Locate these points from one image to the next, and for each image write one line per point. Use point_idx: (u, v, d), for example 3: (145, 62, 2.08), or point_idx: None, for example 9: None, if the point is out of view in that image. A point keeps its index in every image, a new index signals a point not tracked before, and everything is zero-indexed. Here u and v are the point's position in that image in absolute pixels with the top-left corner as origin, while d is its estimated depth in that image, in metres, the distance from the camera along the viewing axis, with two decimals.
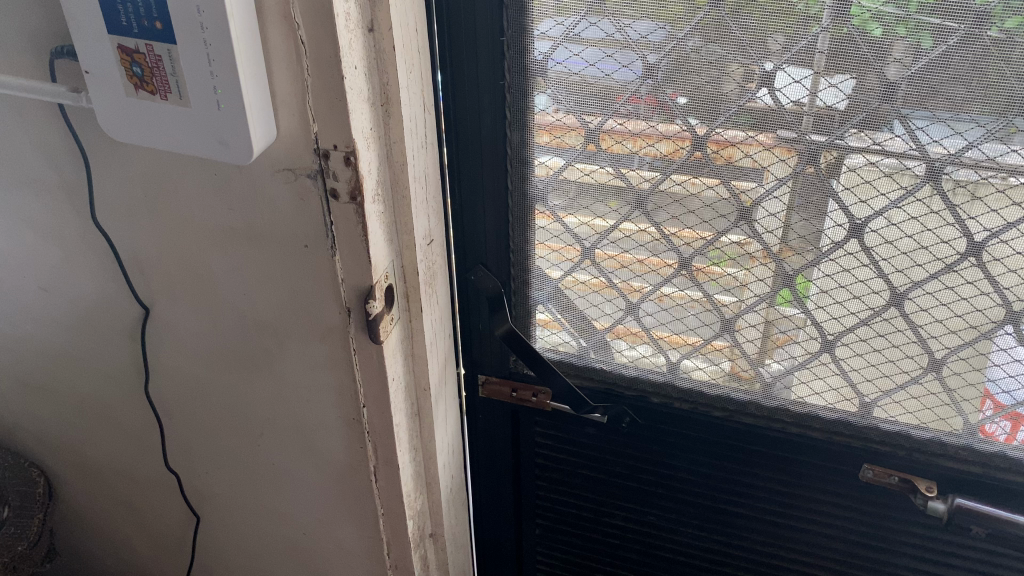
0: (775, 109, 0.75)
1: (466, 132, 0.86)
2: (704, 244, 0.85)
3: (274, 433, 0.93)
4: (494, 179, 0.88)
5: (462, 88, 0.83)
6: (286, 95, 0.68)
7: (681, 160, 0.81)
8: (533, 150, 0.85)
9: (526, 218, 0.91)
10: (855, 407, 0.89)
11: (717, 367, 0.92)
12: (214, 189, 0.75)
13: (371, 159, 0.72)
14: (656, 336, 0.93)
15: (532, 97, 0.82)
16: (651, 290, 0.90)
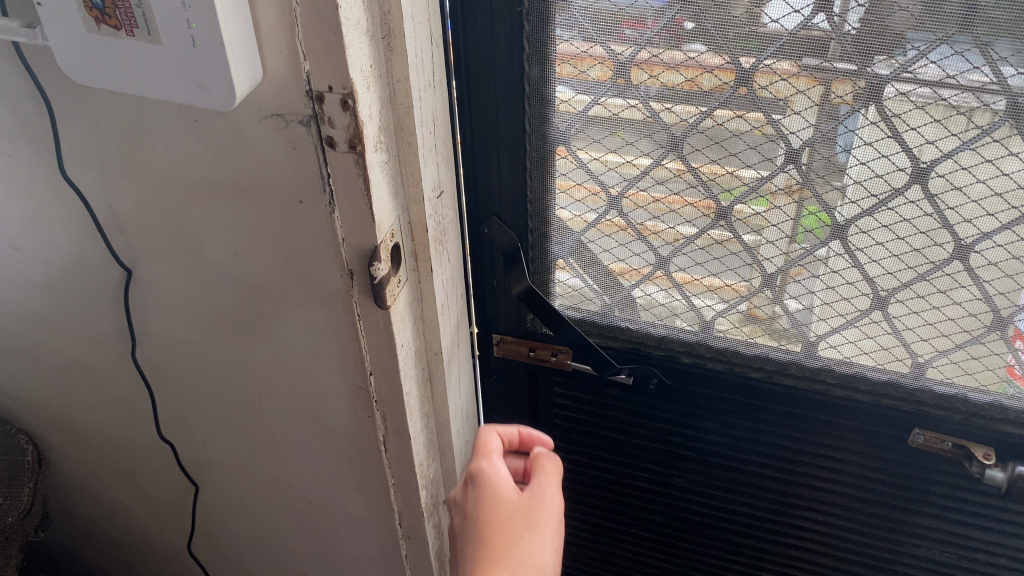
0: (831, 37, 0.65)
1: (478, 68, 0.76)
2: (744, 191, 0.77)
3: (274, 401, 0.86)
4: (510, 121, 0.79)
5: (474, 17, 0.72)
6: (271, 29, 0.59)
7: (724, 97, 0.71)
8: (554, 87, 0.76)
9: (545, 164, 0.82)
10: (907, 368, 0.81)
11: (733, 310, 0.84)
12: (194, 137, 0.66)
13: (373, 102, 0.63)
14: (689, 293, 0.85)
15: (554, 28, 0.72)
16: (685, 243, 0.82)
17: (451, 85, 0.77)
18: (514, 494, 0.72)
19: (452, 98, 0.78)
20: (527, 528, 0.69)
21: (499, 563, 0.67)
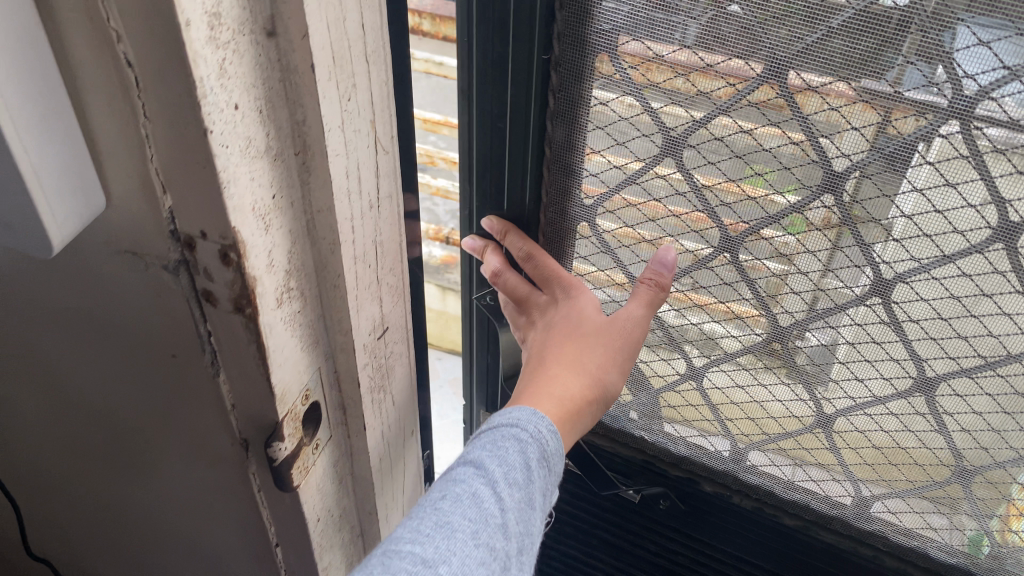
0: (964, 152, 0.47)
1: (488, 118, 0.57)
2: (805, 315, 0.58)
3: (161, 542, 0.67)
4: (517, 184, 0.61)
5: (484, 57, 0.53)
6: (112, 150, 0.38)
7: (803, 200, 0.52)
8: (583, 155, 0.58)
9: (558, 245, 0.65)
10: (981, 555, 0.63)
11: (749, 334, 0.62)
12: (25, 262, 0.46)
13: (279, 246, 0.43)
14: (726, 417, 0.68)
15: (589, 84, 0.54)
16: (724, 358, 0.64)
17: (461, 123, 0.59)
18: (595, 311, 0.61)
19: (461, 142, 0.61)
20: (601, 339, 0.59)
21: (568, 365, 0.58)
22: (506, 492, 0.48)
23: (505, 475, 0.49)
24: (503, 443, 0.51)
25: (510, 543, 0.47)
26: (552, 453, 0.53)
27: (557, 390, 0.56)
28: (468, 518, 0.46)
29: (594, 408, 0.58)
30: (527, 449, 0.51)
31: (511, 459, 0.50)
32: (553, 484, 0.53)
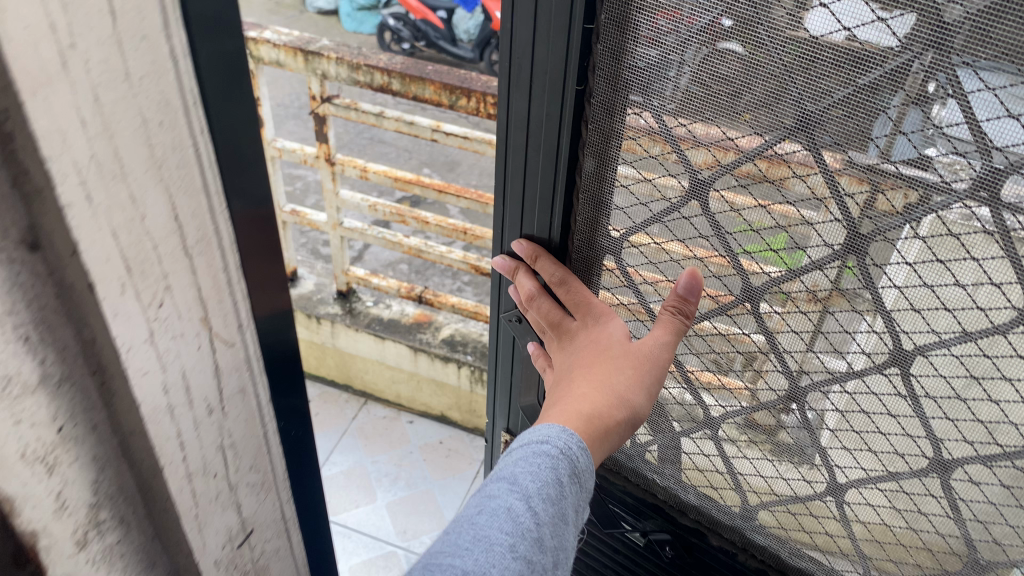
0: (987, 228, 0.48)
1: (525, 136, 0.63)
2: (829, 381, 0.60)
3: None
4: (543, 206, 0.66)
5: (525, 79, 0.60)
6: None
7: (824, 261, 0.56)
8: (610, 186, 0.63)
9: (585, 272, 0.70)
10: None
11: (727, 405, 0.68)
12: None
13: (75, 481, 0.31)
14: (738, 471, 0.71)
15: (622, 122, 0.59)
16: (740, 410, 0.67)
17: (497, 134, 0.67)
18: (622, 337, 0.63)
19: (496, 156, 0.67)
20: (628, 362, 0.60)
21: (597, 385, 0.59)
22: (539, 504, 0.47)
23: (539, 489, 0.48)
24: (534, 459, 0.50)
25: (545, 558, 0.45)
26: (583, 468, 0.52)
27: (586, 408, 0.57)
28: (506, 534, 0.44)
29: (625, 430, 0.58)
30: (559, 465, 0.50)
31: (543, 475, 0.49)
32: (583, 501, 0.52)
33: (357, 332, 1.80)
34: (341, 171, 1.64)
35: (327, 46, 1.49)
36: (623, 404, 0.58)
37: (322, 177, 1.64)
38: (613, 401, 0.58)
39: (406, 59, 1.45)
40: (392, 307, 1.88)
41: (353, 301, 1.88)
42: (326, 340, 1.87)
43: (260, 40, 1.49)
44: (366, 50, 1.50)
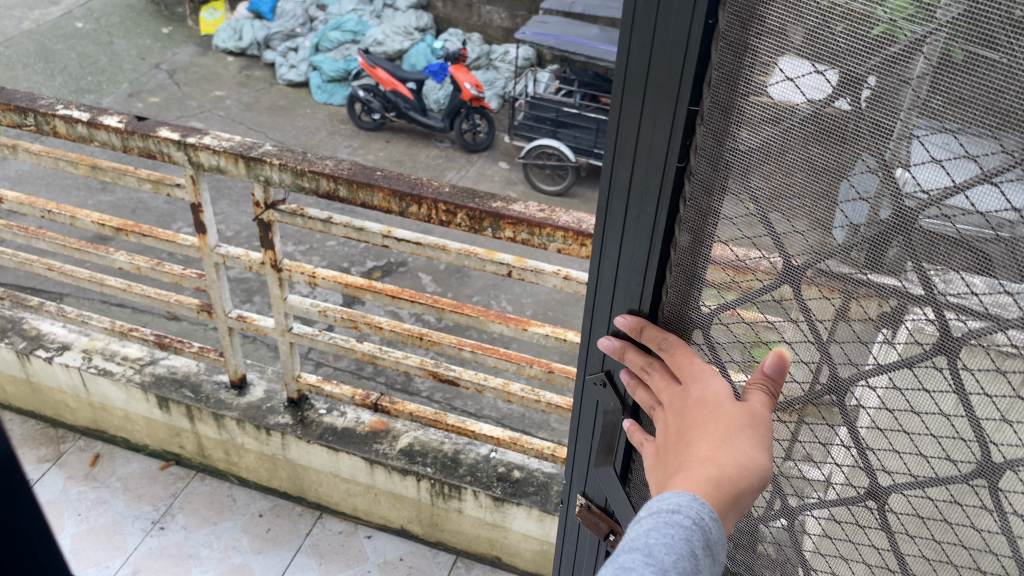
0: (969, 242, 0.67)
1: (626, 200, 0.87)
2: (878, 369, 0.79)
3: None
4: (640, 256, 0.90)
5: (630, 154, 0.84)
6: None
7: (871, 267, 0.75)
8: (706, 248, 0.86)
9: (684, 275, 0.89)
10: None
11: (812, 385, 0.85)
12: None
13: None
14: (812, 452, 0.89)
15: (716, 168, 0.80)
16: (807, 398, 0.86)
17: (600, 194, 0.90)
18: (727, 398, 0.81)
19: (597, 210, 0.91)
20: (735, 424, 0.77)
21: (715, 452, 0.75)
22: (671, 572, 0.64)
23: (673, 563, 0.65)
24: (669, 530, 0.67)
25: None
26: (712, 533, 0.68)
27: (703, 470, 0.74)
28: None
29: (750, 482, 0.74)
30: (692, 536, 0.67)
31: (677, 546, 0.66)
32: (714, 556, 0.68)
33: (309, 443, 2.01)
34: (289, 276, 1.71)
35: (270, 154, 1.55)
36: (740, 460, 0.74)
37: (268, 283, 1.70)
38: (728, 461, 0.74)
39: (354, 166, 1.51)
40: (347, 415, 2.08)
41: (303, 409, 2.08)
42: (277, 450, 2.08)
43: (201, 148, 1.57)
44: (312, 156, 1.56)
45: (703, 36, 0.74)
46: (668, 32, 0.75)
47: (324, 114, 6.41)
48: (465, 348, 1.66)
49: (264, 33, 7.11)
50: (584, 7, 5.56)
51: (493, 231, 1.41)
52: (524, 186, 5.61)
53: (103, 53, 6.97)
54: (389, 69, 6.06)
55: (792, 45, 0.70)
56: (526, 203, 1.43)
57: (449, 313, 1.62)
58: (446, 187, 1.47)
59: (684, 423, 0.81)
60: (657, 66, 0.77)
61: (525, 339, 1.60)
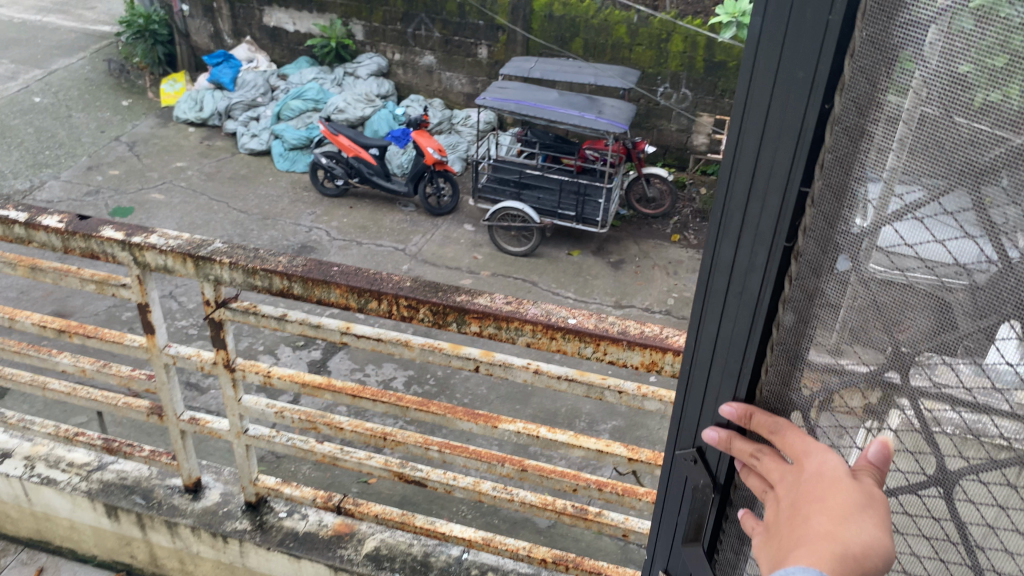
0: None
1: (727, 279, 0.81)
2: (985, 467, 0.71)
3: None
4: (738, 337, 0.84)
5: (733, 234, 0.79)
6: None
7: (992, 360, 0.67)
8: (812, 329, 0.79)
9: (785, 358, 0.82)
10: None
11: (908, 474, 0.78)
12: None
13: None
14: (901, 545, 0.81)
15: (825, 250, 0.74)
16: (907, 488, 0.79)
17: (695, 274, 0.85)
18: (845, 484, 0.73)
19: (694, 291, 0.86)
20: (856, 514, 0.70)
21: (834, 543, 0.68)
22: None
23: None
24: None
25: None
26: None
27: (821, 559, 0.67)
28: None
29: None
30: None
31: None
32: None
33: (269, 551, 1.87)
34: (243, 377, 1.62)
35: (219, 251, 1.49)
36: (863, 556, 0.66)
37: (221, 384, 1.62)
38: (850, 555, 0.67)
39: (309, 261, 1.45)
40: (309, 517, 1.92)
41: (263, 512, 1.94)
42: (234, 559, 1.93)
43: (147, 246, 1.49)
44: (264, 251, 1.49)
45: (818, 115, 0.69)
46: (781, 115, 0.70)
47: (287, 182, 6.40)
48: (433, 447, 1.59)
49: (226, 104, 7.14)
50: (542, 72, 5.65)
51: (459, 325, 1.35)
52: (490, 249, 5.60)
53: (61, 126, 6.91)
54: (351, 135, 6.03)
55: (922, 127, 0.64)
56: (491, 295, 1.38)
57: (416, 411, 1.54)
58: (407, 280, 1.42)
59: (799, 500, 0.75)
60: (767, 148, 0.72)
61: (496, 437, 1.52)
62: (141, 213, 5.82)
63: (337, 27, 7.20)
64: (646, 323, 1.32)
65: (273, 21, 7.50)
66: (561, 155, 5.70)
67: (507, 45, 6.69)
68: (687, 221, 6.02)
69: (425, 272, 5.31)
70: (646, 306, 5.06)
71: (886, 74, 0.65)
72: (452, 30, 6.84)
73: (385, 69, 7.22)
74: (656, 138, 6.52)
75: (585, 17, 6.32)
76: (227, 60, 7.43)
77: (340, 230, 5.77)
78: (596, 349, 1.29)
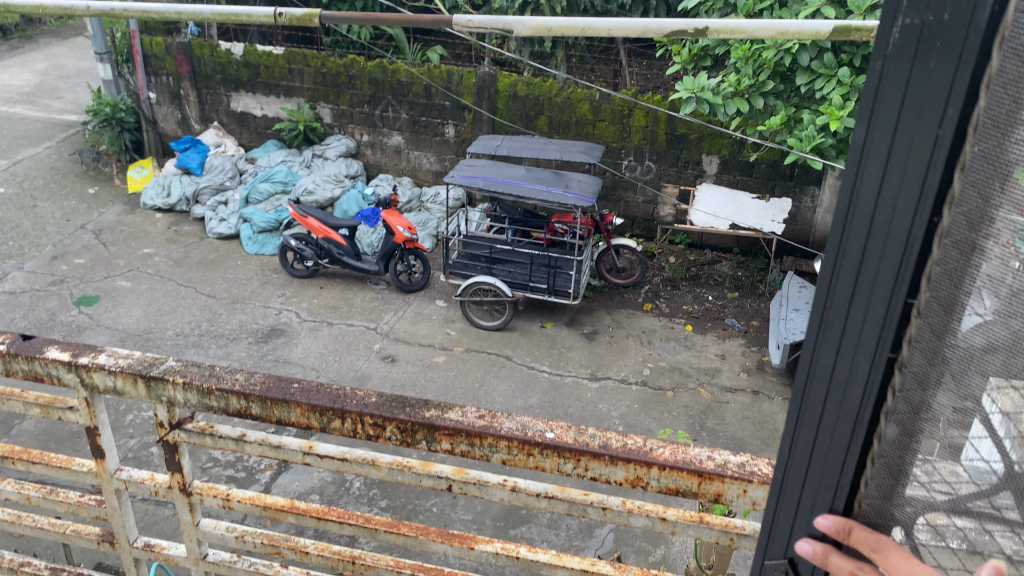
0: None
1: (824, 387, 0.77)
2: None
3: None
4: (837, 447, 0.79)
5: (831, 342, 0.75)
6: None
7: None
8: (918, 442, 0.74)
9: (883, 473, 0.77)
10: None
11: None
12: None
13: None
14: None
15: (932, 363, 0.70)
16: None
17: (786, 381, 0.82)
18: None
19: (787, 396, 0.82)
20: None
21: None
22: None
23: None
24: None
25: None
26: None
27: None
28: None
29: None
30: None
31: None
32: None
33: None
34: (201, 500, 1.56)
35: (172, 370, 1.44)
36: None
37: (177, 509, 1.56)
38: None
39: (268, 378, 1.41)
40: None
41: None
42: None
43: (93, 367, 1.44)
44: (220, 368, 1.45)
45: (926, 230, 0.66)
46: (886, 227, 0.68)
47: (256, 264, 6.36)
48: (405, 570, 1.52)
49: (194, 189, 7.14)
50: (509, 149, 5.73)
51: (428, 443, 1.31)
52: (463, 323, 5.57)
53: (25, 217, 6.84)
54: (320, 216, 6.03)
55: None
56: (464, 408, 1.35)
57: (385, 534, 1.48)
58: (372, 395, 1.38)
59: None
60: (870, 261, 0.70)
61: (472, 559, 1.46)
62: (106, 301, 5.73)
63: (304, 111, 7.26)
64: (629, 435, 1.29)
65: (240, 106, 7.56)
66: (531, 229, 5.78)
67: (474, 124, 6.80)
68: (658, 289, 6.05)
69: (397, 350, 5.25)
70: (622, 376, 5.03)
71: (999, 190, 0.62)
72: (419, 110, 6.95)
73: (353, 150, 7.28)
74: (623, 209, 6.61)
75: (548, 95, 6.46)
76: (194, 145, 7.43)
77: (310, 311, 5.72)
78: (576, 465, 1.26)
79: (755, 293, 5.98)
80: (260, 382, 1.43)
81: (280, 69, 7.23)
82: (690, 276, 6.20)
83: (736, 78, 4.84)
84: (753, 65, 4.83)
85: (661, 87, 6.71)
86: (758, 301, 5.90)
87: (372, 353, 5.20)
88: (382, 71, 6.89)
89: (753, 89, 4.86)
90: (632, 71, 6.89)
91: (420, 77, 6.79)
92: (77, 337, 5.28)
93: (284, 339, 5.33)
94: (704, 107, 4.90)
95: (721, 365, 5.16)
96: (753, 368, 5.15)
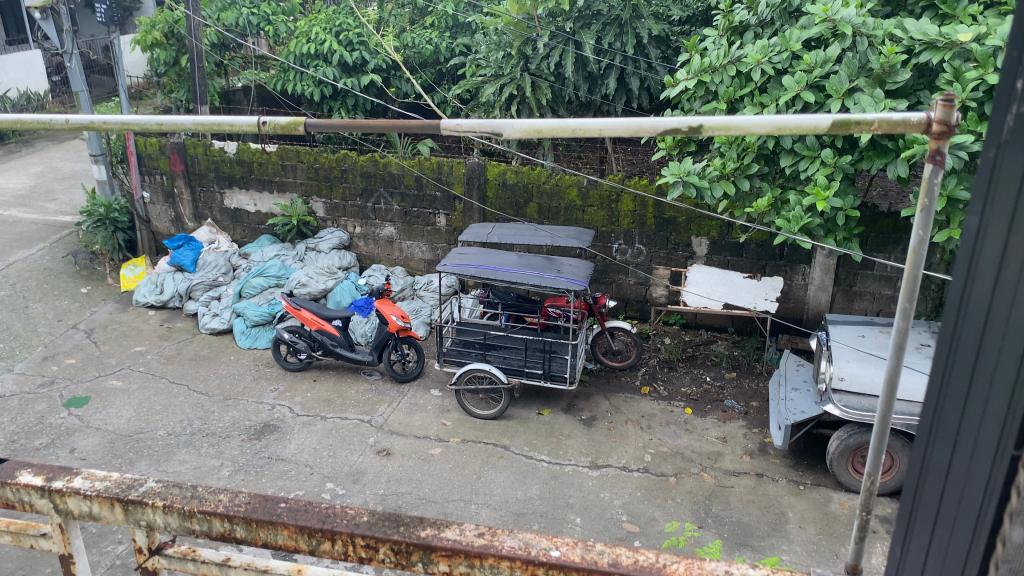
0: None
1: (931, 505, 1.18)
2: None
3: None
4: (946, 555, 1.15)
5: (943, 468, 1.14)
6: None
7: None
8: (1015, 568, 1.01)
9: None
10: None
11: None
12: None
13: None
14: None
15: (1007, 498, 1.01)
16: None
17: (914, 492, 1.23)
18: None
19: (916, 503, 1.21)
20: None
21: None
22: None
23: None
24: None
25: None
26: None
27: None
28: None
29: None
30: None
31: None
32: None
33: None
34: None
35: (151, 492, 1.48)
36: None
37: None
38: None
39: (252, 498, 1.44)
40: None
41: None
42: None
43: (69, 493, 1.48)
44: (202, 488, 1.48)
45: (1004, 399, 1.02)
46: (975, 390, 1.06)
47: (249, 359, 6.31)
48: None
49: (186, 285, 7.13)
50: (500, 236, 5.77)
51: (423, 565, 1.33)
52: (459, 413, 5.49)
53: (17, 318, 6.81)
54: (314, 308, 6.00)
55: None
56: (463, 527, 1.38)
57: None
58: (365, 514, 1.41)
59: None
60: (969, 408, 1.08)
61: None
62: (97, 402, 5.65)
63: (297, 205, 7.36)
64: (641, 551, 1.30)
65: (234, 203, 7.64)
66: (524, 314, 5.78)
67: (465, 212, 6.88)
68: (655, 372, 6.01)
69: (392, 443, 5.15)
70: (623, 463, 4.94)
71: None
72: (410, 201, 7.03)
73: (346, 242, 7.34)
74: (616, 292, 6.64)
75: (537, 183, 6.55)
76: (187, 242, 7.48)
77: (304, 405, 5.64)
78: None
79: (752, 372, 5.94)
80: (245, 502, 1.46)
81: (273, 166, 7.35)
82: (686, 357, 6.17)
83: (722, 162, 4.96)
84: (737, 149, 4.97)
85: (648, 173, 6.84)
86: (756, 380, 5.86)
87: (367, 447, 5.11)
88: (373, 164, 7.00)
89: (739, 171, 4.95)
90: (618, 157, 7.04)
91: (411, 169, 6.90)
92: (66, 440, 5.18)
93: (277, 435, 5.24)
94: (692, 191, 4.90)
95: (722, 448, 5.07)
96: (755, 450, 5.07)
